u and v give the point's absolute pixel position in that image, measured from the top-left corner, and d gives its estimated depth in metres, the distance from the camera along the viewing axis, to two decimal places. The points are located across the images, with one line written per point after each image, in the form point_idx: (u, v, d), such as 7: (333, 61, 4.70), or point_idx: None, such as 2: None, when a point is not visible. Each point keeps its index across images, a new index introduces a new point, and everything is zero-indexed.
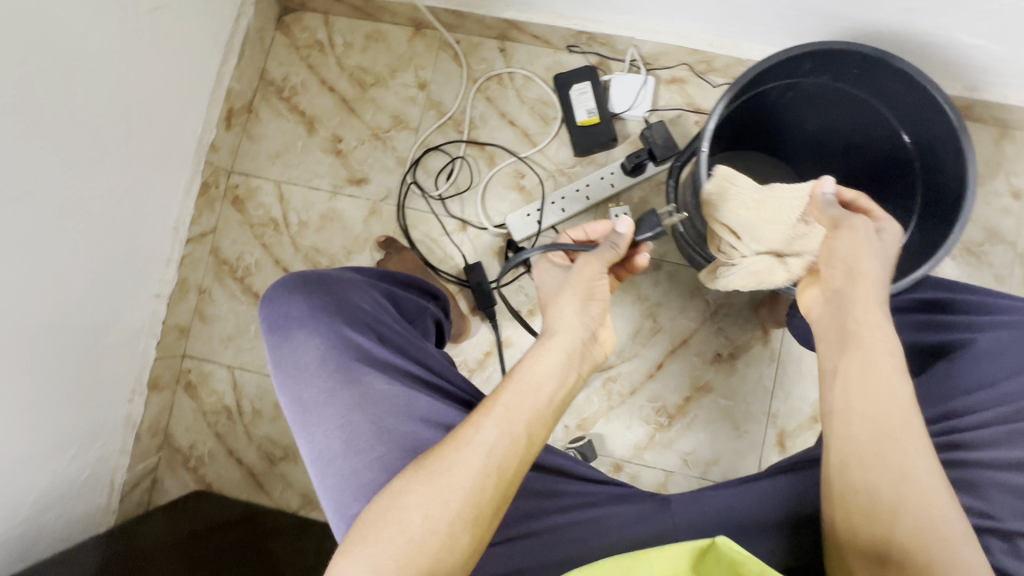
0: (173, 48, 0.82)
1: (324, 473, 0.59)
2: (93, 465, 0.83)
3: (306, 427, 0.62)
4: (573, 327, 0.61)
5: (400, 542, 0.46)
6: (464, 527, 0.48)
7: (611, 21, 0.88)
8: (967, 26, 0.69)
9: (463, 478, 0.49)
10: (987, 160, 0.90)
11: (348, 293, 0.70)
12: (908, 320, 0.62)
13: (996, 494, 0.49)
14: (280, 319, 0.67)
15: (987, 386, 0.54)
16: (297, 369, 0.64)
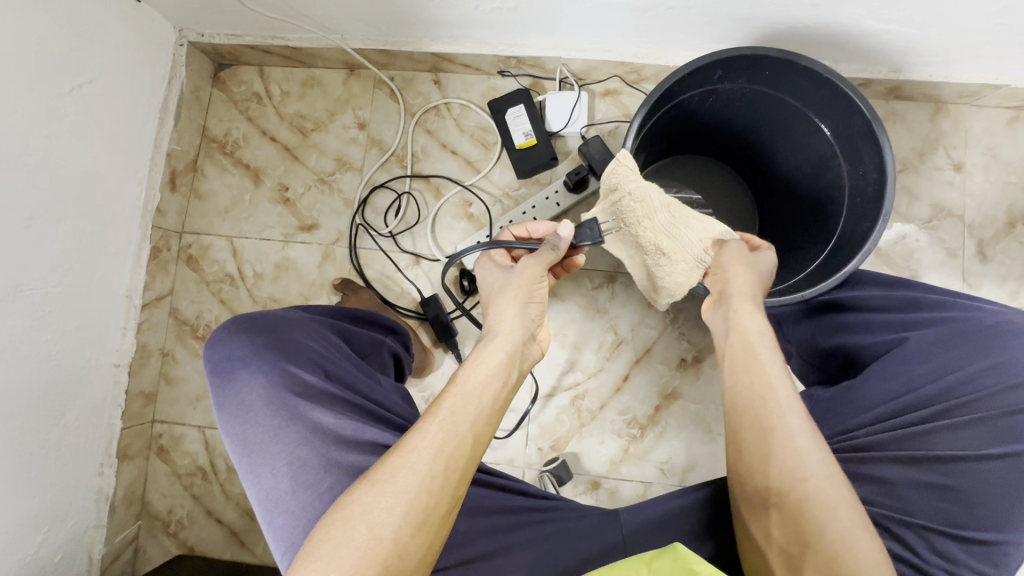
0: (103, 122, 0.82)
1: (273, 512, 0.59)
2: (66, 546, 0.82)
3: (252, 466, 0.61)
4: (509, 327, 0.63)
5: (345, 556, 0.45)
6: (412, 530, 0.48)
7: (536, 44, 0.88)
8: (875, 14, 0.70)
9: (408, 482, 0.49)
10: (924, 137, 0.90)
11: (293, 330, 0.70)
12: (840, 321, 0.66)
13: (914, 495, 0.53)
14: (223, 359, 0.67)
15: (909, 388, 0.57)
16: (240, 411, 0.64)
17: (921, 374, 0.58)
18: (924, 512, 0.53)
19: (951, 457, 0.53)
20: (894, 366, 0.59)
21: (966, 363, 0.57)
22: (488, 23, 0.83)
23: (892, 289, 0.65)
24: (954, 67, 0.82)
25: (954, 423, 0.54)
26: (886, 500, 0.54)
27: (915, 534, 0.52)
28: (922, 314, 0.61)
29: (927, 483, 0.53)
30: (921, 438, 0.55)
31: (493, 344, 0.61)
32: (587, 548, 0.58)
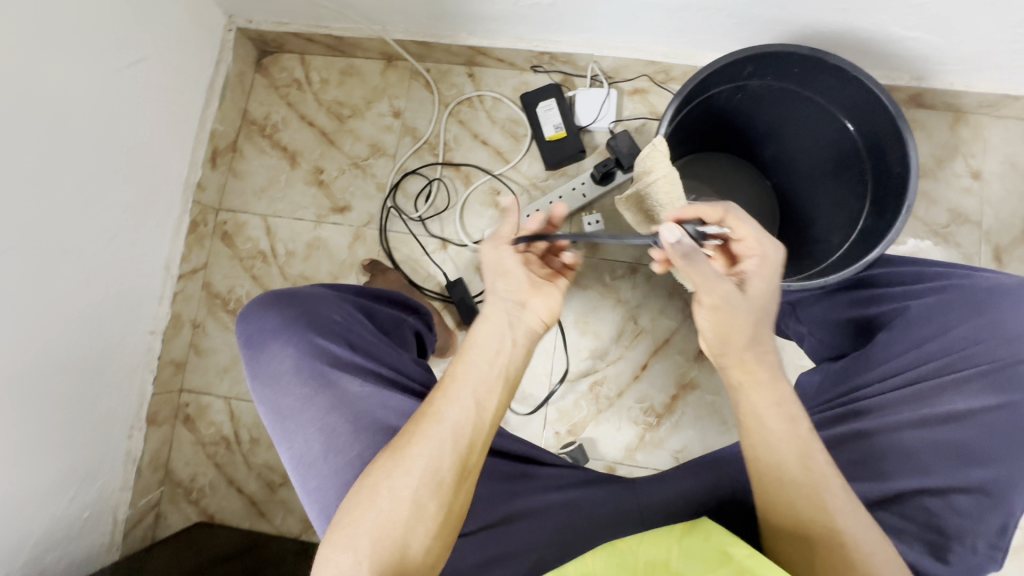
0: (155, 97, 0.86)
1: (305, 472, 0.62)
2: (93, 504, 0.85)
3: (285, 431, 0.65)
4: (501, 300, 0.58)
5: (369, 520, 0.48)
6: (431, 494, 0.49)
7: (570, 41, 0.92)
8: (900, 21, 0.73)
9: (423, 449, 0.50)
10: (944, 145, 0.93)
11: (317, 304, 0.71)
12: (843, 298, 0.67)
13: (926, 456, 0.53)
14: (253, 333, 0.69)
15: (910, 351, 0.58)
16: (272, 380, 0.66)
17: (922, 338, 0.58)
18: (938, 471, 0.52)
19: (955, 412, 0.54)
20: (900, 335, 0.59)
21: (962, 323, 0.57)
22: (525, 18, 0.87)
23: (896, 265, 0.66)
24: (973, 76, 0.84)
25: (954, 381, 0.55)
26: (901, 464, 0.53)
27: (933, 496, 0.51)
28: (926, 283, 0.61)
29: (938, 443, 0.53)
30: (929, 399, 0.55)
31: (496, 316, 0.57)
32: (605, 514, 0.60)
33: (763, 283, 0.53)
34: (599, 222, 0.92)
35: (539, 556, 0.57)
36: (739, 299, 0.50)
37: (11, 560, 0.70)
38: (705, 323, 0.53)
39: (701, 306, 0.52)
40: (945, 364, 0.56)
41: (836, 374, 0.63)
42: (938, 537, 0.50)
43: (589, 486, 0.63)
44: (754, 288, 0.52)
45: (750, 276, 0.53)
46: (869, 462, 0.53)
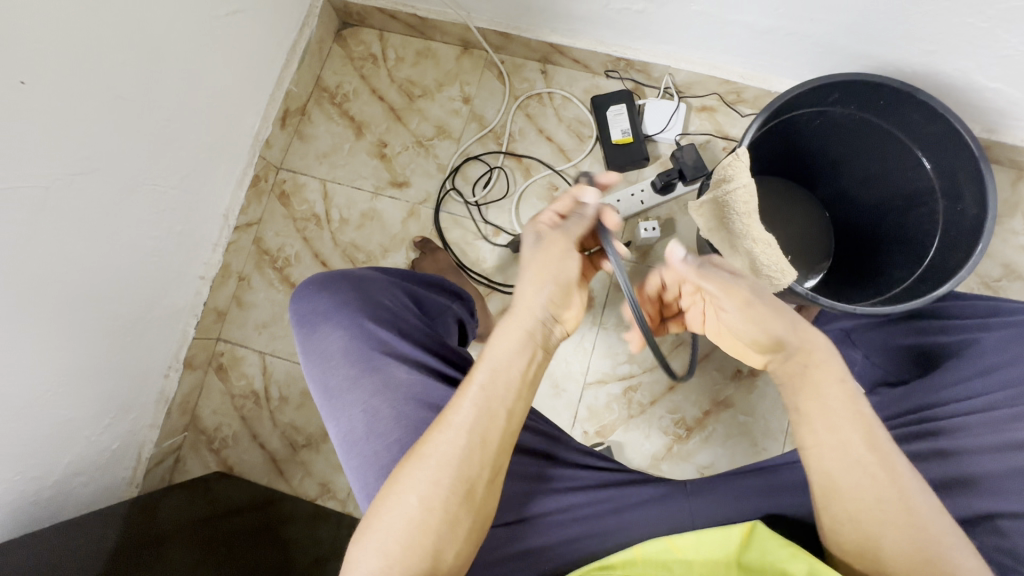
0: (243, 50, 0.88)
1: (349, 454, 0.59)
2: (123, 437, 0.86)
3: (331, 412, 0.61)
4: (529, 307, 0.55)
5: (400, 522, 0.47)
6: (459, 498, 0.48)
7: (649, 50, 0.94)
8: (985, 69, 0.74)
9: (445, 456, 0.49)
10: (1004, 200, 0.93)
11: (370, 288, 0.67)
12: (914, 325, 0.68)
13: (1001, 485, 0.52)
14: (306, 311, 0.66)
15: (985, 378, 0.58)
16: (322, 359, 0.63)
17: (996, 366, 0.59)
18: (1012, 494, 0.52)
19: None
20: (972, 363, 0.60)
21: None
22: (611, 22, 0.89)
23: (967, 298, 0.68)
24: None
25: None
26: (975, 486, 0.53)
27: (1007, 519, 0.51)
28: (1001, 317, 0.62)
29: (1012, 468, 0.53)
30: (1004, 425, 0.55)
31: (521, 332, 0.54)
32: (652, 515, 0.57)
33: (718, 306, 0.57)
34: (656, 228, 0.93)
35: (582, 540, 0.57)
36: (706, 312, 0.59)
37: (44, 478, 0.71)
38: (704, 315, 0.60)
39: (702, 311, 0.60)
40: (1019, 394, 0.57)
41: (893, 398, 0.62)
42: (1010, 561, 0.49)
43: (631, 483, 0.60)
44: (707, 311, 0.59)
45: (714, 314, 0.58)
46: (944, 481, 0.53)
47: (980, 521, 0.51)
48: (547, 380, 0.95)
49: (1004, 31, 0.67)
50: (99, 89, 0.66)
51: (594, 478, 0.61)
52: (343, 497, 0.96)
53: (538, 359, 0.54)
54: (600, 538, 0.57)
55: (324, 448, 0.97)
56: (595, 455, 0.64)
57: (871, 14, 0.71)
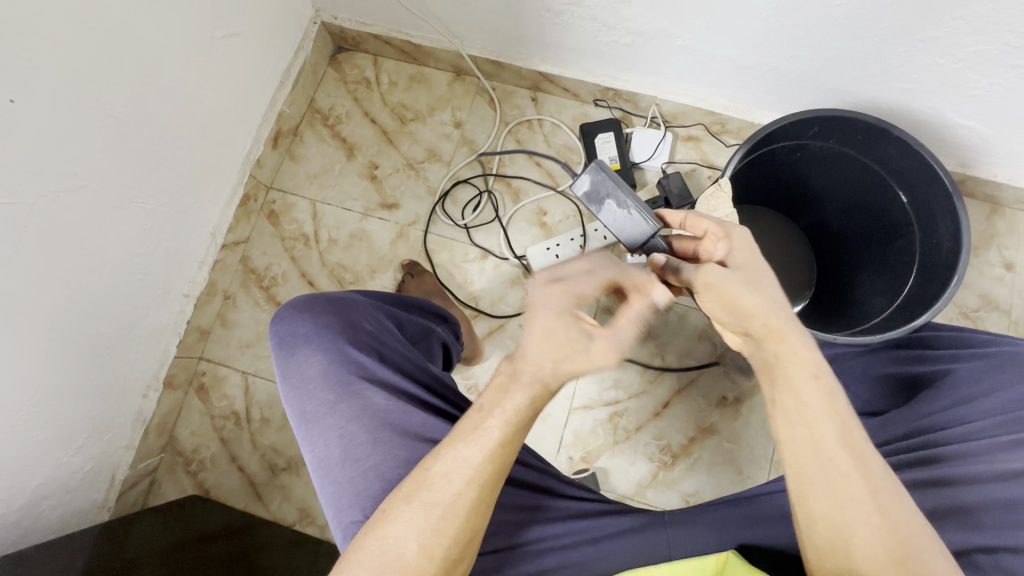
0: (237, 72, 0.89)
1: (325, 480, 0.58)
2: (97, 458, 0.84)
3: (308, 436, 0.60)
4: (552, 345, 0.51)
5: (397, 566, 0.46)
6: (460, 548, 0.47)
7: (636, 81, 0.96)
8: (957, 107, 0.77)
9: (451, 509, 0.47)
10: (980, 233, 0.96)
11: (350, 310, 0.66)
12: (896, 356, 0.68)
13: (980, 517, 0.52)
14: (285, 334, 0.65)
15: (960, 408, 0.59)
16: (300, 384, 0.62)
17: (971, 396, 0.59)
18: (988, 528, 0.51)
19: (1007, 472, 0.53)
20: (948, 394, 0.60)
21: (1014, 386, 0.58)
22: (600, 54, 0.91)
23: (941, 329, 0.69)
24: (1017, 171, 0.88)
25: (1007, 442, 0.55)
26: (951, 518, 0.52)
27: (983, 552, 0.50)
28: (974, 349, 0.63)
29: (986, 500, 0.53)
30: (978, 456, 0.55)
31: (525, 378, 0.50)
32: (634, 543, 0.57)
33: (747, 253, 0.54)
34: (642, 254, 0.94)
35: (563, 569, 0.56)
36: (724, 271, 0.52)
37: (11, 501, 0.69)
38: (712, 309, 0.53)
39: (703, 296, 0.54)
40: (995, 426, 0.57)
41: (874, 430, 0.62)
42: None
43: (613, 513, 0.59)
44: (738, 260, 0.54)
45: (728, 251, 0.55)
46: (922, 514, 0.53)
47: (960, 553, 0.51)
48: None
49: (974, 73, 0.70)
50: (90, 107, 0.66)
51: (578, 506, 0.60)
52: (322, 522, 0.94)
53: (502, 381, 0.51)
54: (584, 567, 0.56)
55: (304, 472, 0.95)
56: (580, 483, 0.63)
57: (848, 53, 0.74)
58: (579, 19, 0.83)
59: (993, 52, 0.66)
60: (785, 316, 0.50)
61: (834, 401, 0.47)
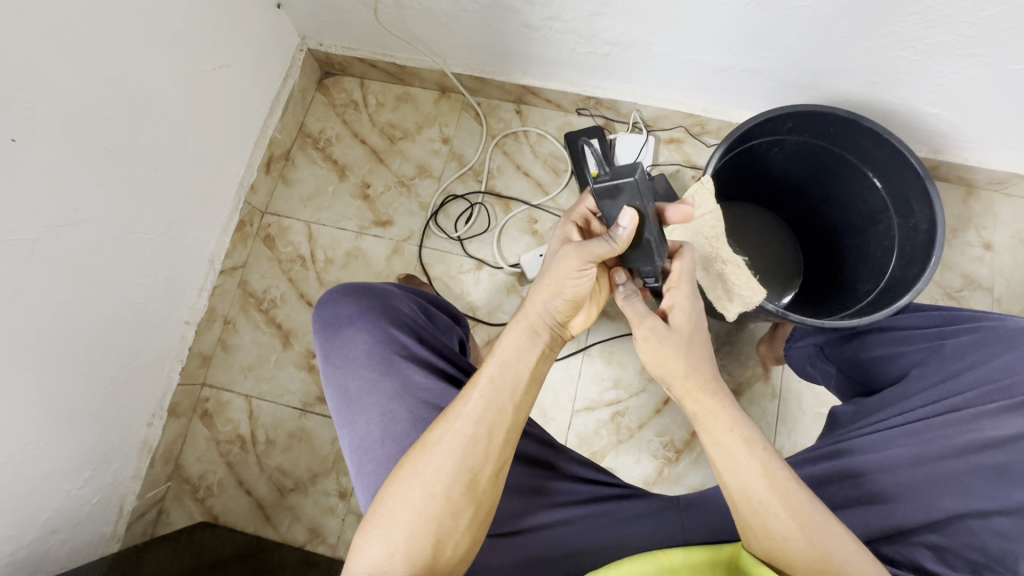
0: (227, 102, 0.92)
1: (363, 460, 0.58)
2: (104, 490, 0.84)
3: (349, 415, 0.60)
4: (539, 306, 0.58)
5: (406, 510, 0.47)
6: (463, 488, 0.48)
7: (615, 89, 0.99)
8: (923, 97, 0.81)
9: (452, 446, 0.49)
10: (957, 215, 0.99)
11: (393, 297, 0.69)
12: (876, 340, 0.69)
13: (975, 485, 0.54)
14: (329, 315, 0.67)
15: (950, 380, 0.61)
16: (342, 362, 0.63)
17: (958, 369, 0.61)
18: (978, 491, 0.54)
19: (995, 438, 0.56)
20: (937, 368, 0.62)
21: (996, 357, 0.60)
22: (579, 65, 0.94)
23: (923, 308, 0.70)
24: (987, 153, 0.91)
25: (994, 409, 0.58)
26: (941, 487, 0.54)
27: (974, 518, 0.53)
28: (959, 325, 0.64)
29: (975, 468, 0.55)
30: (967, 426, 0.57)
31: (518, 322, 0.57)
32: (650, 527, 0.58)
33: (686, 315, 0.58)
34: None
35: (583, 556, 0.57)
36: (662, 330, 0.57)
37: (20, 536, 0.69)
38: (645, 356, 0.59)
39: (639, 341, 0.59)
40: (981, 396, 0.59)
41: (871, 408, 0.65)
42: (981, 558, 0.50)
43: (627, 496, 0.61)
44: (677, 321, 0.58)
45: (675, 307, 0.59)
46: (914, 484, 0.55)
47: (956, 521, 0.53)
48: (536, 409, 0.95)
49: (935, 63, 0.74)
50: (87, 143, 0.68)
51: (591, 491, 0.61)
52: (334, 541, 0.94)
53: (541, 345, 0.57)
54: (602, 553, 0.57)
55: (312, 491, 0.96)
56: (595, 468, 0.64)
57: (815, 51, 0.77)
58: (556, 33, 0.87)
59: (951, 42, 0.70)
60: (704, 379, 0.55)
61: (755, 448, 0.51)
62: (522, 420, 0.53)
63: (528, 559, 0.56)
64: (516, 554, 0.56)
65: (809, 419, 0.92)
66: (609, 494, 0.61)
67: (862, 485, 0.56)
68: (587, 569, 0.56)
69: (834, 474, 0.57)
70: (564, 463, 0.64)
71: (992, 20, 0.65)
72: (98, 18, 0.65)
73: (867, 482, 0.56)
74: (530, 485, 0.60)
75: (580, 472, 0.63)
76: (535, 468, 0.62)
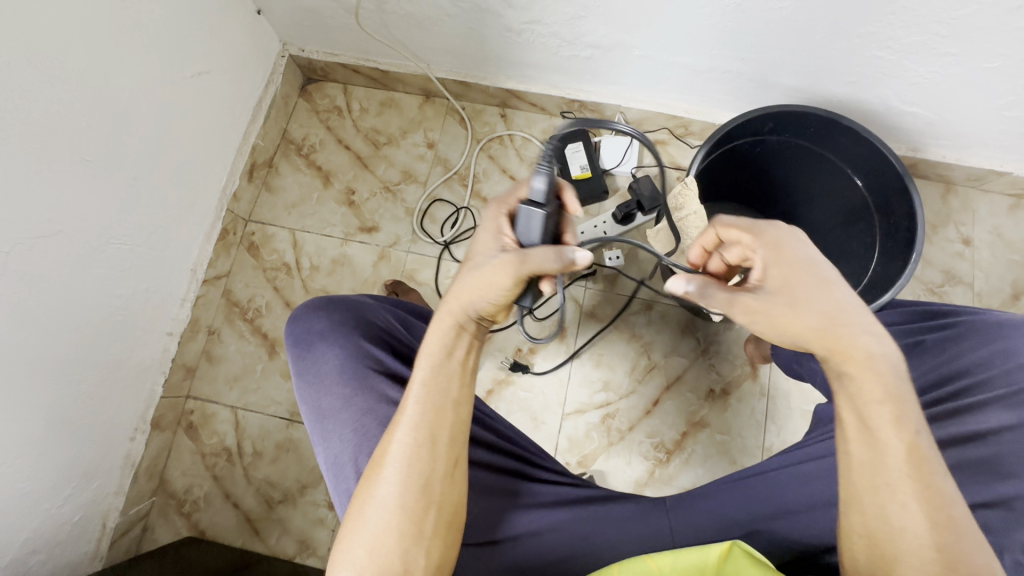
0: (207, 109, 0.90)
1: (339, 477, 0.57)
2: (86, 508, 0.82)
3: (323, 432, 0.60)
4: (459, 299, 0.53)
5: (368, 528, 0.47)
6: (416, 494, 0.48)
7: (599, 92, 0.99)
8: (900, 96, 0.82)
9: (397, 456, 0.48)
10: (937, 212, 1.00)
11: (365, 309, 0.68)
12: None
13: (961, 479, 0.54)
14: (301, 331, 0.66)
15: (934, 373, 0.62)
16: (315, 379, 0.62)
17: (941, 365, 0.63)
18: (961, 485, 0.54)
19: (977, 431, 0.56)
20: (919, 366, 0.64)
21: (976, 350, 0.61)
22: (563, 68, 0.94)
23: (904, 304, 0.72)
24: (963, 151, 0.93)
25: (977, 401, 0.58)
26: None
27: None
28: (938, 319, 0.66)
29: (960, 462, 0.55)
30: (950, 420, 0.58)
31: (443, 318, 0.53)
32: (637, 530, 0.58)
33: (780, 262, 0.47)
34: (620, 256, 0.98)
35: (574, 559, 0.57)
36: (762, 298, 0.46)
37: None
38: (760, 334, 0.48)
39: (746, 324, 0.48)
40: (962, 390, 0.59)
41: None
42: None
43: (613, 500, 0.61)
44: (775, 275, 0.47)
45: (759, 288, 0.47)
46: None
47: None
48: (526, 414, 0.95)
49: (911, 62, 0.75)
50: (65, 153, 0.67)
51: (579, 496, 0.61)
52: (323, 553, 0.92)
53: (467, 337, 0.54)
54: (589, 557, 0.57)
55: (301, 502, 0.94)
56: (579, 473, 0.64)
57: (795, 52, 0.78)
58: (539, 36, 0.87)
59: (926, 42, 0.71)
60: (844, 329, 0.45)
61: (904, 426, 0.43)
62: (466, 416, 0.51)
63: (518, 565, 0.56)
64: (502, 563, 0.56)
65: (796, 417, 0.92)
66: (595, 499, 0.61)
67: None
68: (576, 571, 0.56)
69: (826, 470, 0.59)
70: (550, 470, 0.63)
71: (964, 19, 0.66)
72: (73, 25, 0.64)
73: None
74: (512, 492, 0.60)
75: (565, 478, 0.63)
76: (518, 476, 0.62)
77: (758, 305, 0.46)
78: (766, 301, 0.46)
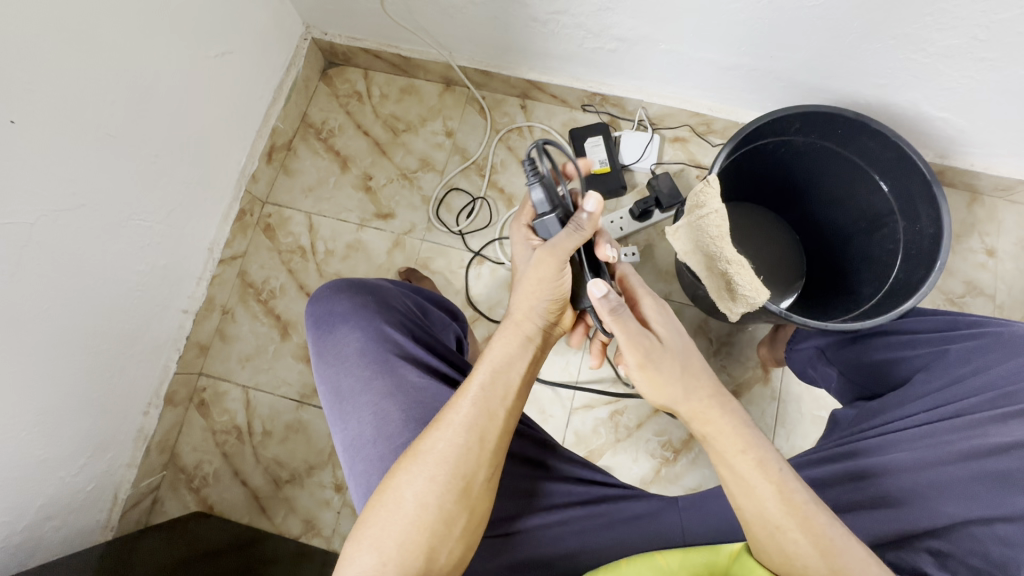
0: (230, 88, 0.91)
1: (356, 459, 0.57)
2: (99, 478, 0.83)
3: (341, 413, 0.60)
4: (523, 309, 0.57)
5: (398, 521, 0.47)
6: (455, 497, 0.48)
7: (622, 86, 0.98)
8: (932, 101, 0.80)
9: (443, 455, 0.49)
10: (962, 221, 0.98)
11: (387, 294, 0.68)
12: (885, 342, 0.69)
13: (979, 491, 0.55)
14: (323, 312, 0.66)
15: (957, 383, 0.61)
16: (336, 360, 0.62)
17: (964, 375, 0.61)
18: (982, 497, 0.54)
19: (999, 445, 0.56)
20: (940, 376, 0.63)
21: (1002, 363, 0.60)
22: (586, 61, 0.93)
23: (926, 314, 0.70)
24: (994, 160, 0.91)
25: (998, 415, 0.58)
26: (944, 493, 0.55)
27: (978, 525, 0.53)
28: (963, 329, 0.65)
29: (981, 473, 0.55)
30: (969, 431, 0.58)
31: (508, 328, 0.56)
32: (649, 527, 0.58)
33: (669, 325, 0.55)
34: (636, 255, 0.95)
35: (585, 552, 0.57)
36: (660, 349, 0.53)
37: (14, 523, 0.69)
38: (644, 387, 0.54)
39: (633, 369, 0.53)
40: (985, 402, 0.59)
41: (871, 413, 0.66)
42: (983, 564, 0.51)
43: (627, 497, 0.61)
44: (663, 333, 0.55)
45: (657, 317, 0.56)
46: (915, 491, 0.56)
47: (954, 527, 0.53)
48: (534, 407, 0.95)
49: (945, 67, 0.73)
50: (89, 127, 0.67)
51: (591, 492, 0.61)
52: (328, 533, 0.93)
53: (533, 354, 0.57)
54: (601, 553, 0.57)
55: (308, 483, 0.95)
56: (592, 467, 0.64)
57: (826, 51, 0.76)
58: (564, 27, 0.86)
59: (962, 46, 0.69)
60: (712, 393, 0.52)
61: (768, 470, 0.48)
62: (512, 425, 0.53)
63: (528, 556, 0.56)
64: (512, 554, 0.56)
65: (807, 422, 0.92)
66: (608, 495, 0.61)
67: (862, 488, 0.57)
68: (585, 567, 0.57)
69: (839, 475, 0.59)
70: (561, 463, 0.63)
71: (1004, 24, 0.64)
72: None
73: (871, 485, 0.57)
74: (523, 486, 0.60)
75: (578, 472, 0.62)
76: (529, 467, 0.62)
77: (649, 353, 0.52)
78: (656, 352, 0.52)
